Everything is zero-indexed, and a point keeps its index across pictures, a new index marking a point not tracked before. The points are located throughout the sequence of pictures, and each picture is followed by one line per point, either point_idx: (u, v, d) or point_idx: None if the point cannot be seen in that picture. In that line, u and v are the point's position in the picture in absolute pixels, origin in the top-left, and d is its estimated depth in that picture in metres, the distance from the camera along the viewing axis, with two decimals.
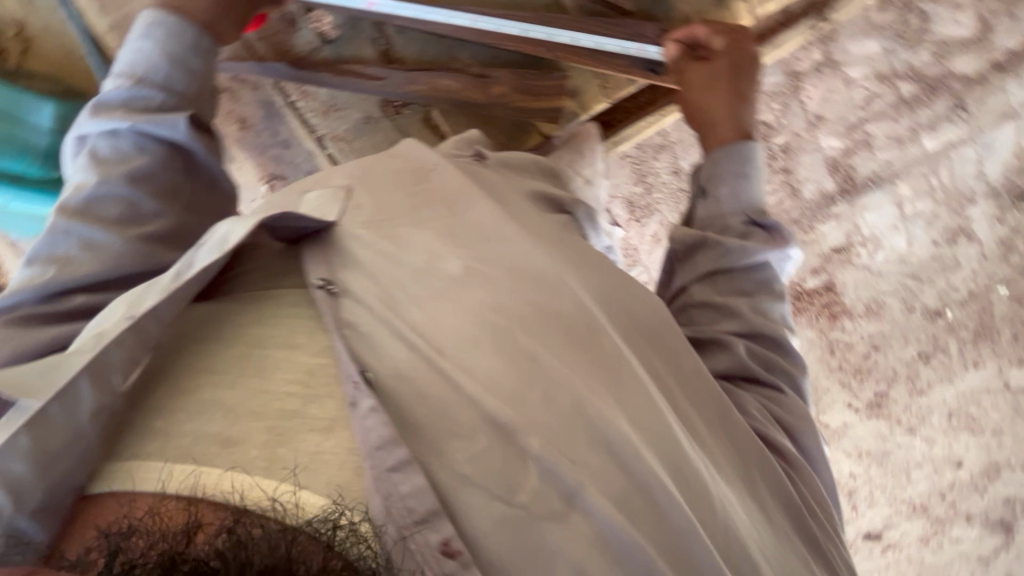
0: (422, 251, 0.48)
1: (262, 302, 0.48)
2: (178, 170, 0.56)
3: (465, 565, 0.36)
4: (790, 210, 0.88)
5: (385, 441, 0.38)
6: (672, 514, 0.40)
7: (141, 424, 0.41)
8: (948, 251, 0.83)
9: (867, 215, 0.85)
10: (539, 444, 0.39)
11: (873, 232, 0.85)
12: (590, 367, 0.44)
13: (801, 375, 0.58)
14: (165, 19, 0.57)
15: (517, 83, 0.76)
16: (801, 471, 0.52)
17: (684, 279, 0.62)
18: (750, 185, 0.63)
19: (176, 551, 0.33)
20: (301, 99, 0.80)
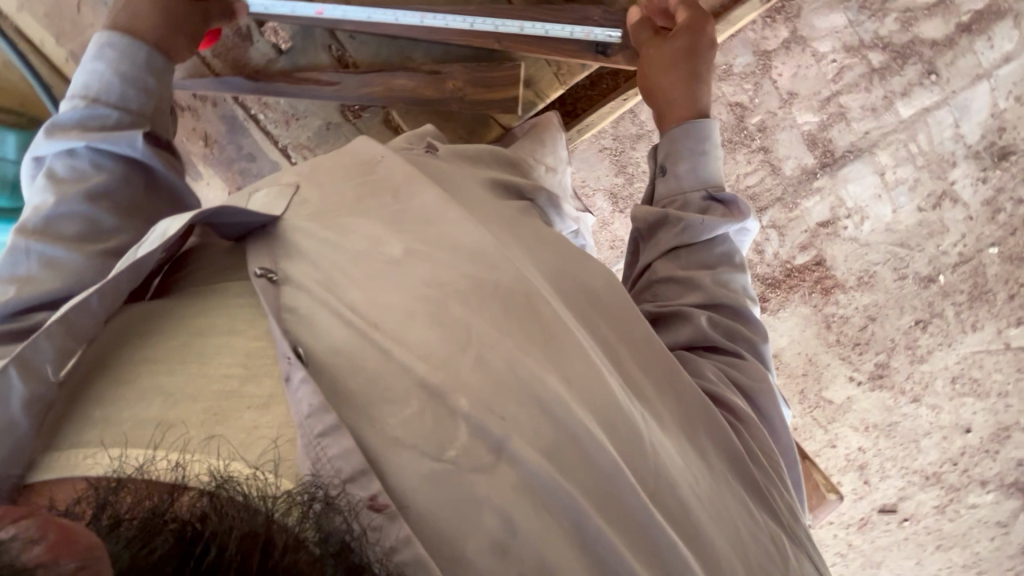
0: (367, 237, 0.66)
1: (204, 297, 0.64)
2: (137, 179, 0.77)
3: (390, 517, 0.47)
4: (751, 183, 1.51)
5: (315, 411, 0.50)
6: (597, 455, 0.55)
7: (82, 414, 0.53)
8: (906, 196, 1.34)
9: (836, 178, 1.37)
10: (467, 404, 0.54)
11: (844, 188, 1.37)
12: (530, 338, 0.60)
13: (761, 341, 0.77)
14: (115, 39, 0.82)
15: (470, 76, 1.08)
16: (748, 421, 0.70)
17: (649, 257, 0.84)
18: (706, 161, 0.86)
19: (162, 509, 0.41)
20: (263, 111, 1.16)
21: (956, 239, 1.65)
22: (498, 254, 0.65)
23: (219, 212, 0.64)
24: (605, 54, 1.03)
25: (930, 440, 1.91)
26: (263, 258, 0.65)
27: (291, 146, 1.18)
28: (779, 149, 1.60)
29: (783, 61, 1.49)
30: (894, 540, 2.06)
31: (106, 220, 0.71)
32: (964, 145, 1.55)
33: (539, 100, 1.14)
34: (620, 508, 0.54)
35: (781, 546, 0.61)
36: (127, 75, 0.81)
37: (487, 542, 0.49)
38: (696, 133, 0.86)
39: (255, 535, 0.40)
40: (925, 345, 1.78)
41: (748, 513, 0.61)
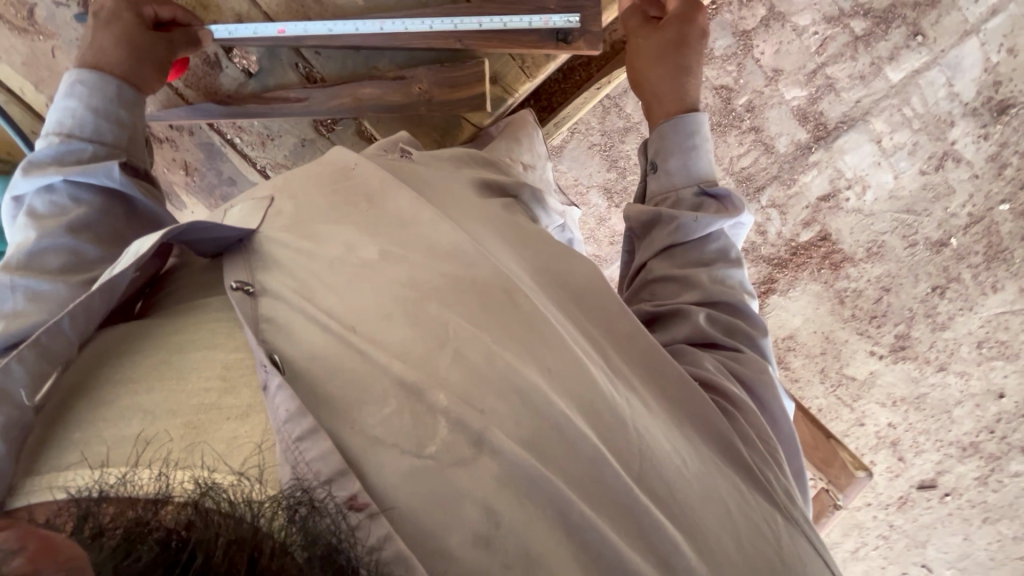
0: (343, 243, 0.68)
1: (183, 313, 0.66)
2: (117, 209, 0.78)
3: (370, 515, 0.48)
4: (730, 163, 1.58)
5: (293, 416, 0.52)
6: (578, 442, 0.56)
7: (58, 435, 0.55)
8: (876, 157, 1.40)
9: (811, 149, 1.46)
10: (446, 399, 0.55)
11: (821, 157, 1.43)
12: (507, 331, 0.62)
13: (760, 336, 0.77)
14: (86, 79, 0.85)
15: (434, 78, 1.07)
16: (745, 409, 0.69)
17: (644, 256, 0.84)
18: (696, 157, 0.87)
19: (148, 520, 0.43)
20: (238, 135, 1.19)
21: (964, 200, 1.61)
22: (476, 252, 0.68)
23: (190, 228, 0.66)
24: (567, 40, 1.02)
25: (963, 410, 1.84)
26: (241, 271, 0.67)
27: (270, 166, 1.22)
28: (771, 127, 1.58)
29: (763, 39, 1.48)
30: (937, 518, 1.99)
31: (90, 250, 0.71)
32: (960, 103, 1.51)
33: (508, 94, 1.13)
34: (603, 492, 0.55)
35: (778, 527, 0.59)
36: (98, 108, 0.84)
37: (470, 534, 0.50)
38: (683, 129, 0.87)
39: (241, 542, 0.42)
40: (945, 311, 1.73)
41: (742, 494, 0.60)
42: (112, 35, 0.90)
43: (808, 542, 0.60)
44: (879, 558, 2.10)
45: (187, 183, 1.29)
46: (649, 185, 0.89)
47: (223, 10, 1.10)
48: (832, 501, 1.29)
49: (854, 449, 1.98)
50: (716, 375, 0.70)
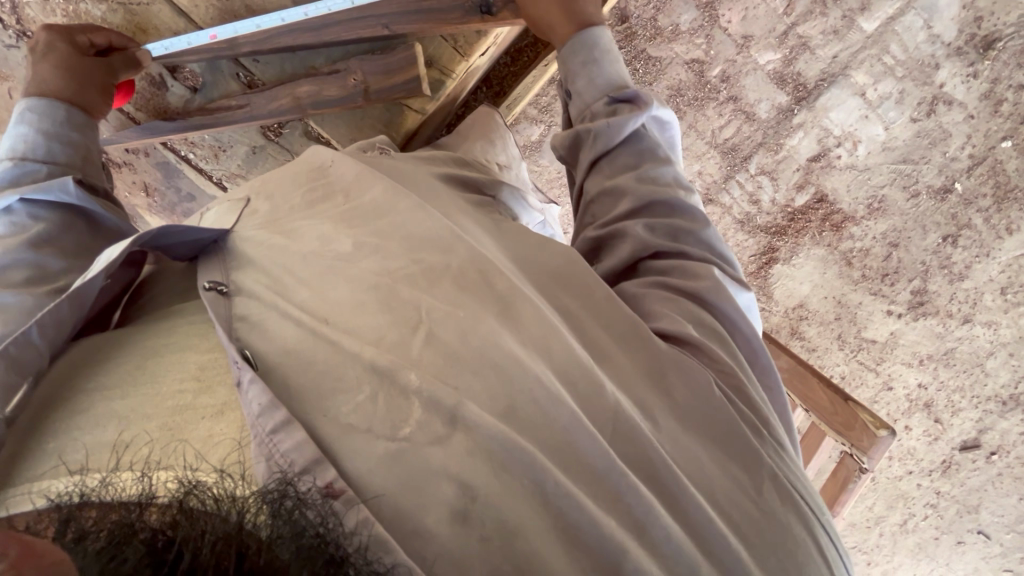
0: (319, 239, 0.68)
1: (163, 322, 0.68)
2: (78, 222, 0.82)
3: (348, 502, 0.45)
4: (702, 139, 1.64)
5: (265, 410, 0.50)
6: (552, 410, 0.53)
7: (33, 449, 0.55)
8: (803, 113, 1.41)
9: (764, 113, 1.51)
10: (417, 379, 0.53)
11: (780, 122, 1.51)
12: (480, 305, 0.60)
13: (702, 227, 0.72)
14: (34, 105, 0.91)
15: (365, 68, 1.07)
16: (704, 350, 0.63)
17: (579, 177, 0.80)
18: (599, 69, 0.81)
19: (130, 519, 0.38)
20: (190, 149, 1.23)
21: (962, 142, 1.55)
22: (451, 237, 0.65)
23: (164, 232, 0.67)
24: (491, 12, 1.01)
25: (996, 361, 1.75)
26: (215, 271, 0.67)
27: (224, 177, 1.26)
28: (749, 95, 1.56)
29: (728, 8, 1.46)
30: (986, 479, 1.88)
31: (53, 262, 0.75)
32: (943, 44, 1.46)
33: (447, 76, 1.14)
34: (578, 462, 0.51)
35: (761, 483, 0.56)
36: (48, 132, 0.90)
37: (447, 510, 0.47)
38: (585, 44, 0.82)
39: (228, 538, 0.37)
40: (961, 260, 1.67)
41: (720, 452, 0.57)
42: (51, 64, 0.95)
43: (797, 498, 0.57)
44: (930, 528, 1.99)
45: (149, 204, 1.36)
46: (568, 111, 0.85)
47: (162, 30, 1.10)
48: (858, 465, 1.26)
49: (886, 415, 1.90)
50: (698, 332, 0.64)
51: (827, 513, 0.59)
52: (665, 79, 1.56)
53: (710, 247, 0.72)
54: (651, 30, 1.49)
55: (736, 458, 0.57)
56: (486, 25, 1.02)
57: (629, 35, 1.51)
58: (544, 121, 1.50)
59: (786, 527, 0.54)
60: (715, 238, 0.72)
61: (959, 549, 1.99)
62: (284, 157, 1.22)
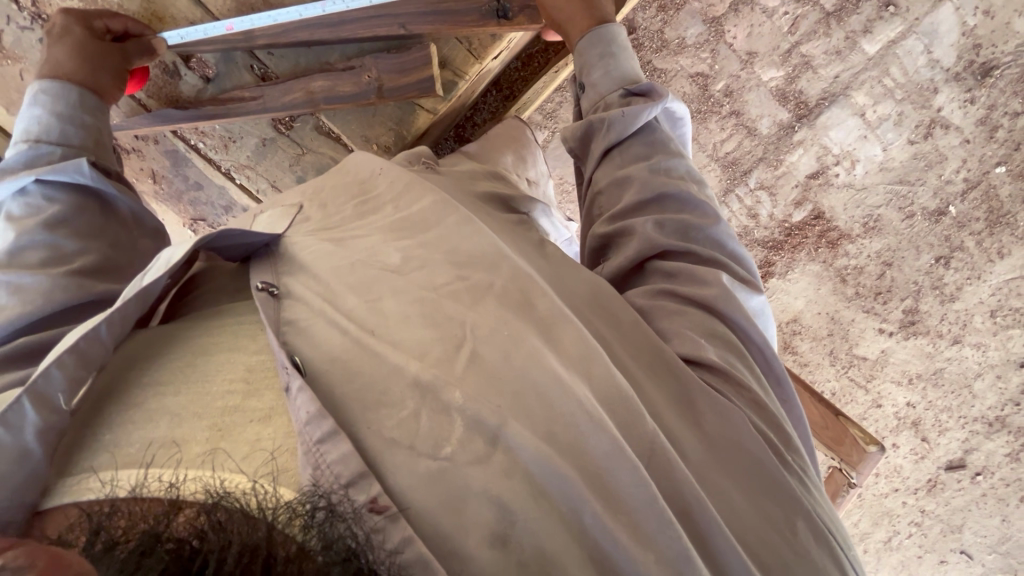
0: (367, 247, 0.67)
1: (214, 316, 0.68)
2: (89, 203, 0.83)
3: (392, 518, 0.44)
4: (704, 154, 1.66)
5: (313, 418, 0.49)
6: (592, 437, 0.50)
7: (87, 441, 0.55)
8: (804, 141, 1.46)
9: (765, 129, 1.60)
10: (461, 397, 0.51)
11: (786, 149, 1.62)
12: (525, 321, 0.58)
13: (712, 221, 0.71)
14: (47, 88, 0.91)
15: (379, 67, 1.08)
16: (726, 376, 0.60)
17: (590, 168, 0.81)
18: (615, 62, 0.83)
19: (156, 529, 0.39)
20: (200, 138, 1.23)
21: (958, 166, 1.58)
22: (496, 253, 0.64)
23: (223, 235, 0.68)
24: (508, 17, 1.04)
25: (984, 383, 1.78)
26: (267, 272, 0.68)
27: (233, 168, 1.25)
28: (751, 110, 1.59)
29: (735, 24, 1.49)
30: (971, 499, 1.90)
31: (68, 245, 0.76)
32: (942, 70, 1.49)
33: (460, 78, 1.15)
34: (615, 494, 0.48)
35: (793, 521, 0.53)
36: (62, 113, 0.90)
37: (487, 533, 0.45)
38: (601, 39, 0.84)
39: (252, 551, 0.37)
40: (953, 282, 1.69)
41: (753, 488, 0.54)
42: (65, 48, 0.94)
43: (829, 536, 0.54)
44: (913, 546, 2.01)
45: (156, 192, 1.32)
46: (581, 104, 0.86)
47: (178, 19, 1.10)
48: (846, 480, 1.26)
49: (874, 432, 1.92)
50: (728, 364, 0.61)
51: (854, 550, 0.57)
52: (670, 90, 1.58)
53: (720, 244, 0.71)
54: (657, 42, 1.52)
55: (770, 494, 0.54)
56: (502, 30, 1.05)
57: (635, 47, 1.53)
58: (549, 127, 1.52)
59: (818, 569, 0.51)
60: (726, 235, 0.72)
61: (942, 568, 2.01)
62: (293, 150, 1.22)
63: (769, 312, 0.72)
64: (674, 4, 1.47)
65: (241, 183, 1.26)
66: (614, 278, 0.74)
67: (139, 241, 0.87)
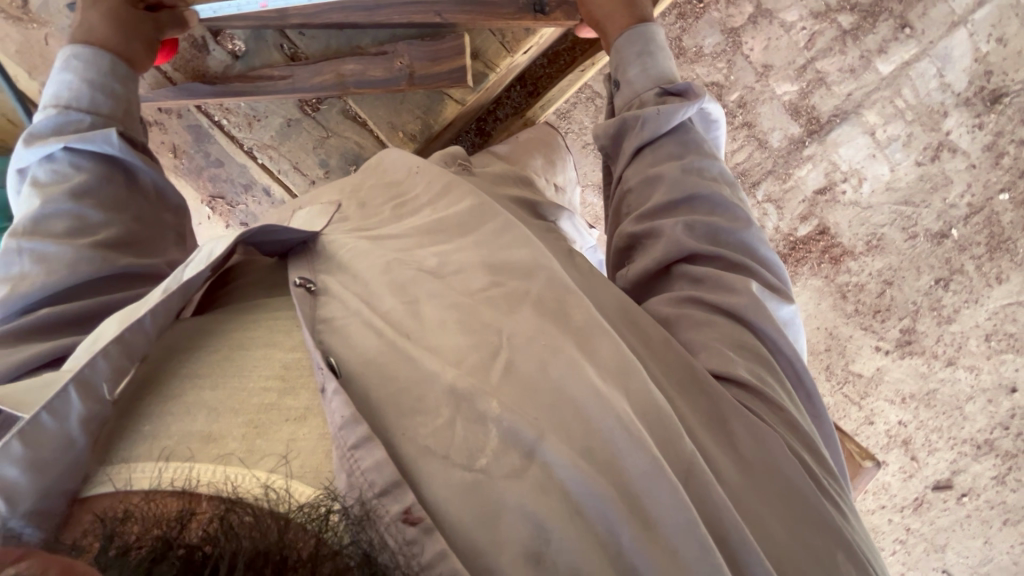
0: (406, 243, 0.75)
1: (250, 313, 0.74)
2: (116, 173, 0.83)
3: (425, 529, 0.48)
4: None
5: (347, 423, 0.54)
6: (629, 456, 0.53)
7: (128, 431, 0.60)
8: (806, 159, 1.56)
9: (774, 136, 1.61)
10: (497, 407, 0.56)
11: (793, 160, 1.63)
12: (562, 335, 0.62)
13: (744, 225, 0.75)
14: (81, 53, 0.89)
15: (412, 54, 1.11)
16: (757, 395, 0.63)
17: (621, 167, 0.85)
18: (653, 61, 0.89)
19: (173, 531, 0.44)
20: (224, 116, 1.21)
21: (962, 191, 1.60)
22: (533, 263, 0.70)
23: (262, 232, 0.75)
24: (543, 12, 1.09)
25: (975, 406, 1.80)
26: (305, 270, 0.75)
27: (256, 147, 1.22)
28: (763, 122, 1.59)
29: (752, 36, 1.51)
30: (955, 520, 1.93)
31: (93, 215, 0.77)
32: (953, 94, 1.52)
33: (490, 70, 1.16)
34: (649, 515, 0.52)
35: (835, 553, 0.54)
36: (94, 82, 0.88)
37: (521, 550, 0.49)
38: (640, 38, 0.90)
39: (265, 554, 0.41)
40: (951, 304, 1.71)
41: (791, 511, 0.56)
42: (100, 14, 0.93)
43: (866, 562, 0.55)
44: (898, 564, 2.02)
45: (175, 166, 1.29)
46: (615, 101, 0.92)
47: None
48: None
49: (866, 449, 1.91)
50: (760, 381, 0.64)
51: None
52: None
53: (749, 247, 0.74)
54: (675, 49, 1.53)
55: (810, 522, 0.55)
56: (536, 24, 1.09)
57: None
58: (561, 128, 1.54)
59: None
60: (756, 239, 0.75)
61: None
62: (319, 132, 1.20)
63: (799, 320, 0.74)
64: (693, 13, 1.50)
65: (262, 163, 1.23)
66: (640, 277, 0.77)
67: (161, 216, 0.87)
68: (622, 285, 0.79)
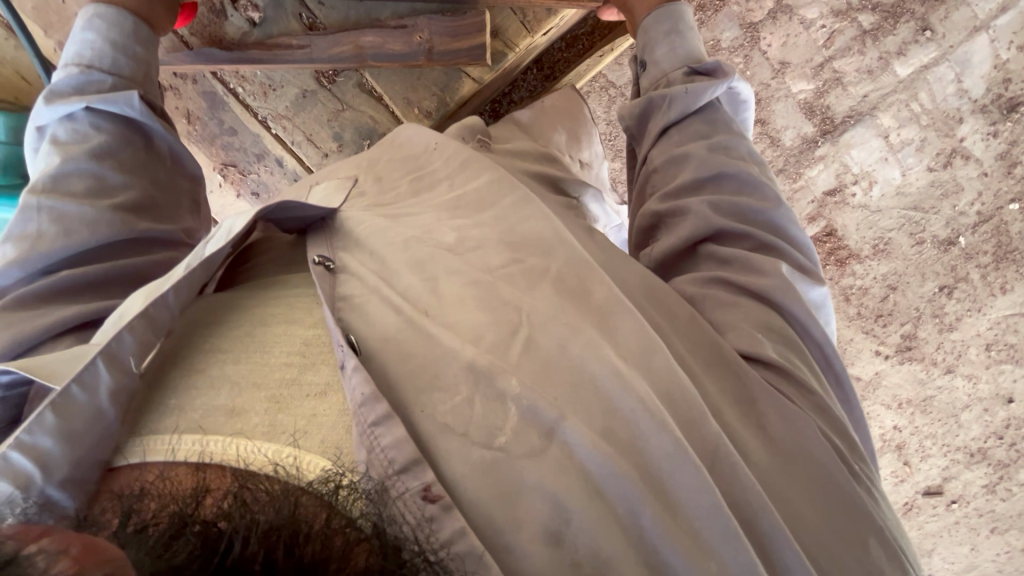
0: (430, 215, 0.76)
1: (274, 288, 0.75)
2: (136, 136, 0.83)
3: (444, 508, 0.50)
4: None
5: (367, 400, 0.55)
6: (653, 438, 0.54)
7: (156, 403, 0.61)
8: (820, 150, 1.60)
9: (788, 134, 1.60)
10: (517, 386, 0.57)
11: (805, 162, 1.63)
12: (583, 314, 0.63)
13: (772, 205, 0.77)
14: (103, 12, 0.88)
15: (431, 28, 1.12)
16: (788, 374, 0.64)
17: (647, 147, 0.89)
18: (682, 42, 0.92)
19: (188, 507, 0.45)
20: (241, 83, 1.22)
21: (973, 199, 1.59)
22: (555, 238, 0.70)
23: (278, 207, 0.77)
24: None
25: (971, 414, 1.81)
26: (323, 246, 0.77)
27: (271, 117, 1.23)
28: (777, 120, 1.59)
29: (771, 32, 1.50)
30: (944, 526, 1.95)
31: (113, 177, 0.77)
32: (970, 100, 1.51)
33: (509, 49, 1.18)
34: (672, 495, 0.53)
35: (865, 536, 0.56)
36: (117, 43, 0.88)
37: (540, 530, 0.51)
38: (668, 17, 0.94)
39: (278, 530, 0.42)
40: (953, 312, 1.71)
41: (820, 496, 0.57)
42: None
43: (892, 546, 0.57)
44: None
45: (189, 132, 1.29)
46: (641, 80, 0.95)
47: None
48: None
49: None
50: (790, 363, 0.65)
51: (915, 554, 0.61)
52: None
53: (778, 227, 0.76)
54: None
55: (840, 507, 0.57)
56: (559, 6, 1.09)
57: None
58: None
59: None
60: (785, 219, 0.76)
61: None
62: (334, 104, 1.21)
63: (828, 302, 0.76)
64: (712, 6, 1.49)
65: (276, 133, 1.24)
66: (667, 257, 0.79)
67: (177, 182, 0.87)
68: (647, 263, 0.81)
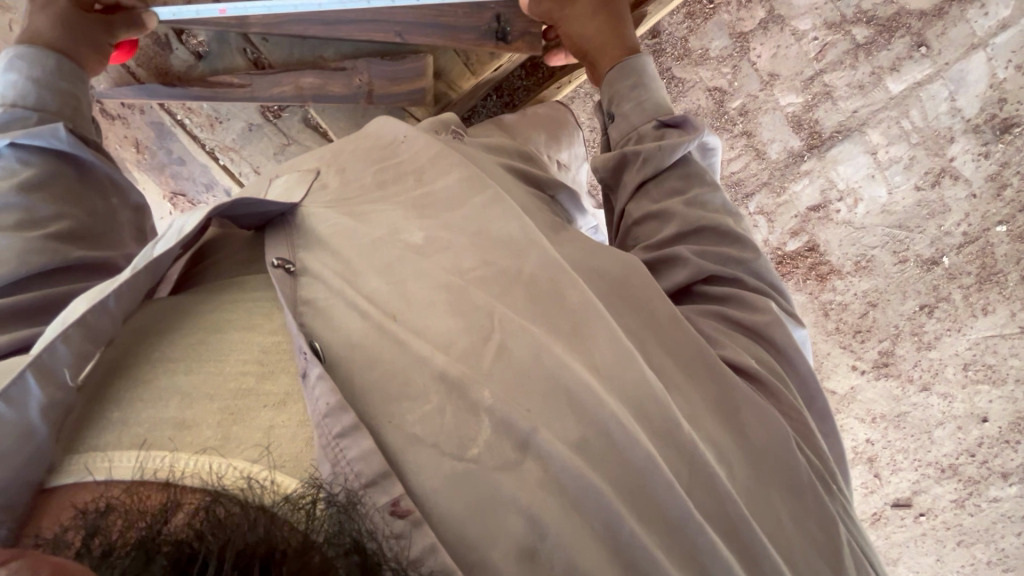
0: (396, 215, 0.77)
1: (228, 292, 0.77)
2: (66, 168, 0.87)
3: (414, 523, 0.52)
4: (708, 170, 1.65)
5: (333, 410, 0.57)
6: (631, 450, 0.57)
7: (98, 417, 0.62)
8: (801, 165, 1.59)
9: (773, 147, 1.58)
10: (489, 397, 0.58)
11: (790, 176, 1.61)
12: (556, 322, 0.66)
13: (751, 256, 0.79)
14: (21, 53, 0.92)
15: (371, 70, 1.16)
16: (767, 386, 0.69)
17: (621, 203, 0.89)
18: (646, 95, 0.91)
19: (158, 523, 0.46)
20: (187, 115, 1.29)
21: (959, 219, 1.57)
22: (525, 239, 0.73)
23: (239, 204, 0.77)
24: (506, 40, 1.13)
25: (944, 431, 1.82)
26: (283, 249, 0.76)
27: (218, 148, 1.34)
28: (763, 133, 1.57)
29: (761, 42, 1.46)
30: (910, 536, 1.98)
31: (42, 208, 0.80)
32: (962, 119, 1.47)
33: (453, 90, 1.28)
34: (653, 505, 0.56)
35: (834, 538, 0.61)
36: (39, 80, 0.91)
37: (516, 548, 0.52)
38: (631, 71, 0.93)
39: (252, 550, 0.42)
40: (932, 330, 1.70)
41: (790, 502, 0.62)
42: (46, 18, 0.95)
43: (857, 552, 0.62)
44: None
45: (138, 160, 1.40)
46: (610, 134, 0.94)
47: None
48: None
49: None
50: (771, 374, 0.70)
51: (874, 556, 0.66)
52: (685, 101, 1.56)
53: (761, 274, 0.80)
54: (680, 50, 1.49)
55: (809, 512, 0.62)
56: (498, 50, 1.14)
57: (657, 52, 1.51)
58: None
59: None
60: (765, 268, 0.80)
61: None
62: (279, 138, 1.30)
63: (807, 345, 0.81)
64: (702, 13, 1.45)
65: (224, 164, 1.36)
66: None
67: (118, 214, 0.91)
68: None
